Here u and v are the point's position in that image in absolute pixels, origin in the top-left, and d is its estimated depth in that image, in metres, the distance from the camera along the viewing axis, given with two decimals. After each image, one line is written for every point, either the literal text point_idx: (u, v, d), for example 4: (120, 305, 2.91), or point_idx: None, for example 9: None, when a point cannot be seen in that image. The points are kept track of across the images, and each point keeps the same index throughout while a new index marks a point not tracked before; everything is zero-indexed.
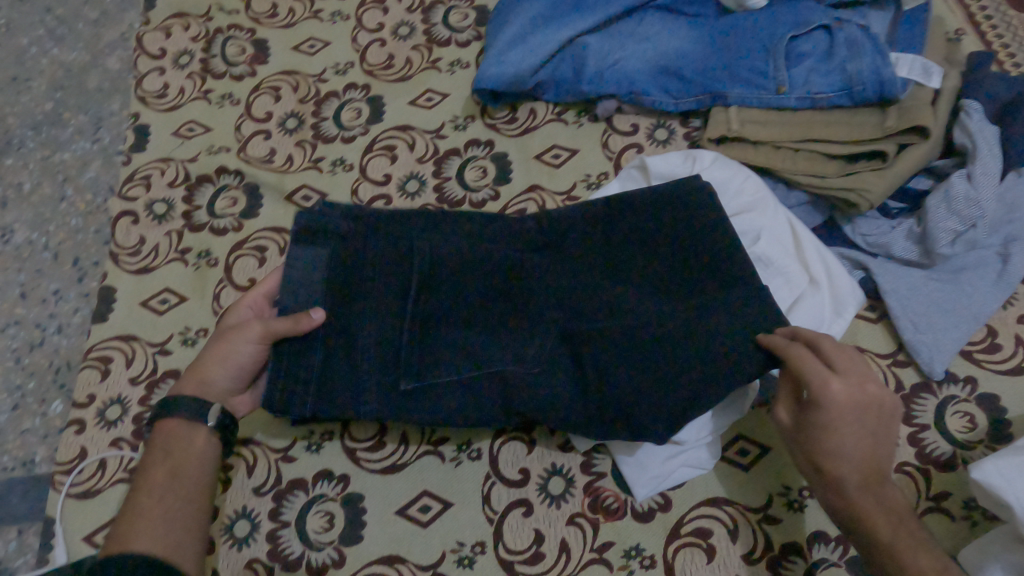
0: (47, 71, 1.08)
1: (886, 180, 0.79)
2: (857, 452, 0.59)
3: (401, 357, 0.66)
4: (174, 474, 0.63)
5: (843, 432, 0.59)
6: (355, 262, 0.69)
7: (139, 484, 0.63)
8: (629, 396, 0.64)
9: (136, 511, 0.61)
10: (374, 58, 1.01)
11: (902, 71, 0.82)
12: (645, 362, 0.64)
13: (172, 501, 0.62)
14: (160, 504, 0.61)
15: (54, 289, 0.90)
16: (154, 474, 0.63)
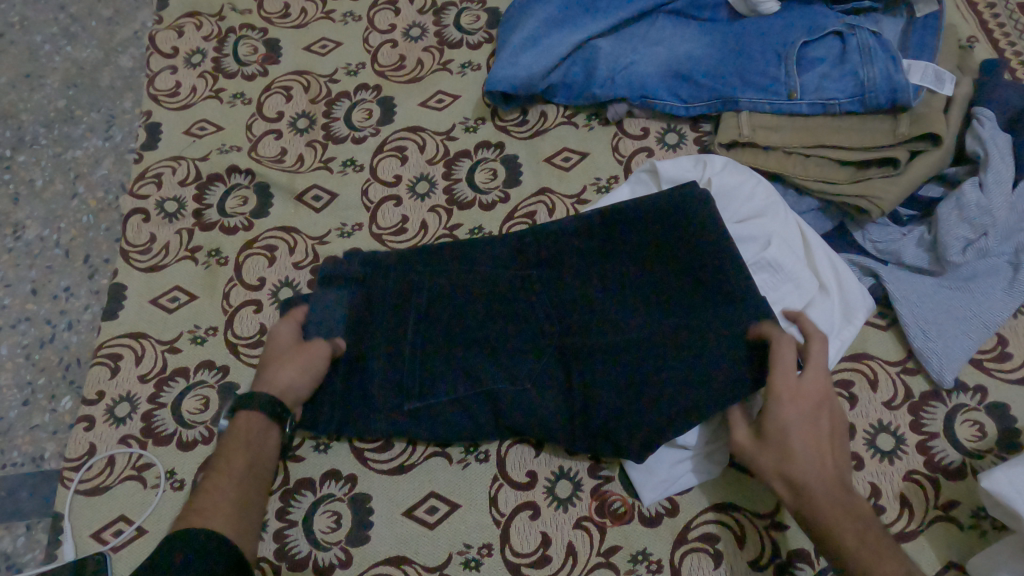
0: (59, 68, 1.08)
1: (897, 188, 0.79)
2: (815, 452, 0.60)
3: (411, 366, 0.70)
4: (251, 466, 0.64)
5: (804, 432, 0.60)
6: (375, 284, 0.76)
7: (216, 466, 0.63)
8: (630, 404, 0.66)
9: (213, 489, 0.61)
10: (385, 59, 1.01)
11: (915, 77, 0.81)
12: (651, 373, 0.66)
13: (245, 490, 0.62)
14: (235, 490, 0.62)
15: (65, 286, 0.91)
16: (234, 459, 0.64)
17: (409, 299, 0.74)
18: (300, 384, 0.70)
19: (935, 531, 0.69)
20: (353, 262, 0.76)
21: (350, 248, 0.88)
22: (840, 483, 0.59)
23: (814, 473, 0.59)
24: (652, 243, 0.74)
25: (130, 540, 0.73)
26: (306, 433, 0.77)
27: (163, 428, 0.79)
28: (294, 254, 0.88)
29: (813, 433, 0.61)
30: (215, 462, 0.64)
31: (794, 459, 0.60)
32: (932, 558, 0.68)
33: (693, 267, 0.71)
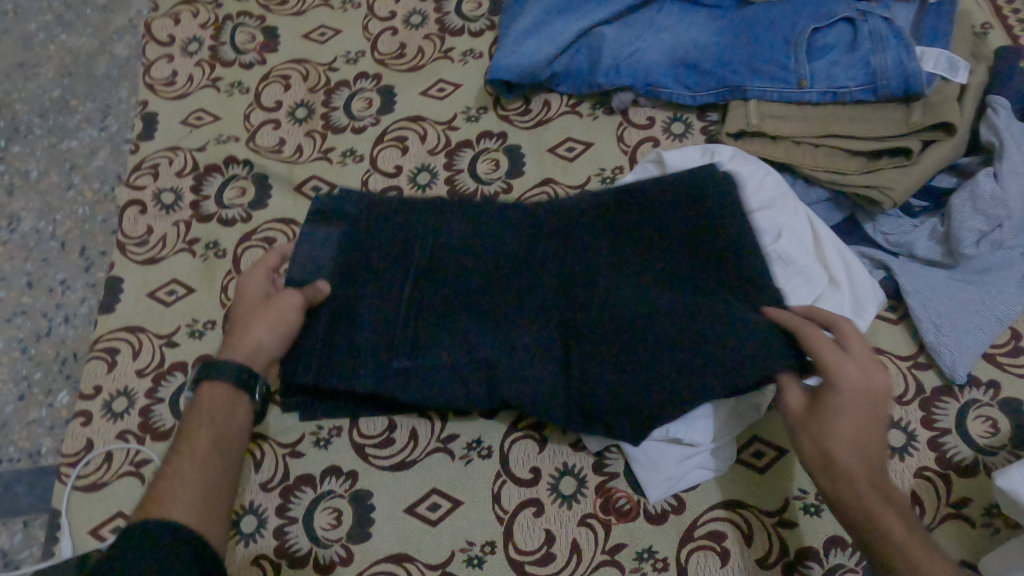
0: (54, 57, 1.06)
1: (908, 179, 0.77)
2: (857, 445, 0.56)
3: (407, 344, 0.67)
4: (217, 442, 0.59)
5: (856, 414, 0.56)
6: (367, 262, 0.71)
7: (180, 446, 0.59)
8: (638, 394, 0.63)
9: (176, 472, 0.57)
10: (385, 47, 0.99)
11: (928, 65, 0.79)
12: (662, 368, 0.63)
13: (211, 469, 0.58)
14: (201, 471, 0.57)
15: (61, 279, 0.89)
16: (199, 437, 0.59)
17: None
18: (271, 340, 0.65)
19: (946, 530, 0.67)
20: None
21: None
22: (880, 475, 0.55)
23: (862, 459, 0.55)
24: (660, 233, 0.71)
25: None
26: (306, 428, 0.76)
27: (161, 423, 0.78)
28: None
29: (864, 415, 0.56)
30: (180, 438, 0.59)
31: (839, 444, 0.56)
32: None
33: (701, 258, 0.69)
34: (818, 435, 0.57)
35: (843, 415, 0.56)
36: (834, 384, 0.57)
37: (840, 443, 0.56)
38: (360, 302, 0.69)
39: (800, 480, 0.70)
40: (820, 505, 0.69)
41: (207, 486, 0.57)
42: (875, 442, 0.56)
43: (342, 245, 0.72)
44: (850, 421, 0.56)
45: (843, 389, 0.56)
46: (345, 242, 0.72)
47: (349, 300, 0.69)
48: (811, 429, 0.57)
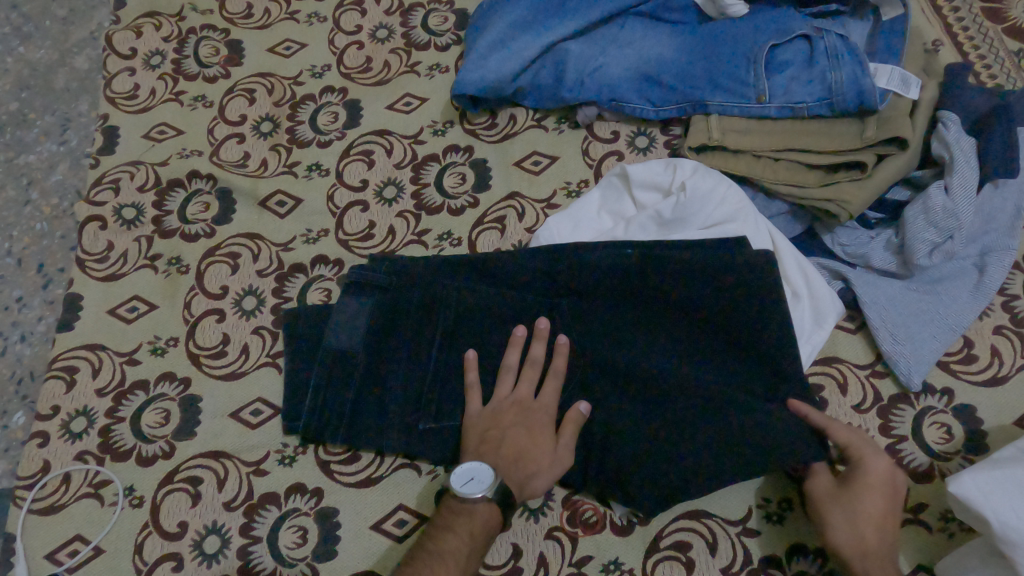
0: (12, 70, 1.05)
1: (865, 192, 0.79)
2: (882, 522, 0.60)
3: (388, 382, 0.72)
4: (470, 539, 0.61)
5: (882, 495, 0.61)
6: (384, 318, 0.75)
7: (454, 523, 0.62)
8: (628, 421, 0.68)
9: (431, 550, 0.60)
10: (351, 62, 0.99)
11: (881, 80, 0.81)
12: (644, 409, 0.68)
13: (458, 558, 0.60)
14: (458, 557, 0.60)
15: (17, 297, 0.87)
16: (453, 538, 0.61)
17: (392, 320, 0.75)
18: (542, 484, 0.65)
19: (904, 535, 0.69)
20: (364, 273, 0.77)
21: (316, 254, 0.85)
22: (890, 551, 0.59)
23: (880, 538, 0.59)
24: (621, 260, 0.74)
25: (87, 560, 0.71)
26: (271, 446, 0.75)
27: (121, 443, 0.76)
28: (258, 262, 0.85)
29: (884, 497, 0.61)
30: (439, 520, 0.64)
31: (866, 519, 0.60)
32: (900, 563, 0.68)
33: (683, 288, 0.72)
34: (847, 512, 0.60)
35: (865, 492, 0.61)
36: (863, 470, 0.62)
37: (867, 518, 0.60)
38: (390, 350, 0.74)
39: (763, 488, 0.71)
40: (782, 512, 0.70)
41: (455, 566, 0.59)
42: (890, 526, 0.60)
43: (373, 299, 0.76)
44: (879, 500, 0.60)
45: (870, 474, 0.62)
46: (373, 304, 0.76)
47: (379, 348, 0.74)
48: (839, 505, 0.61)
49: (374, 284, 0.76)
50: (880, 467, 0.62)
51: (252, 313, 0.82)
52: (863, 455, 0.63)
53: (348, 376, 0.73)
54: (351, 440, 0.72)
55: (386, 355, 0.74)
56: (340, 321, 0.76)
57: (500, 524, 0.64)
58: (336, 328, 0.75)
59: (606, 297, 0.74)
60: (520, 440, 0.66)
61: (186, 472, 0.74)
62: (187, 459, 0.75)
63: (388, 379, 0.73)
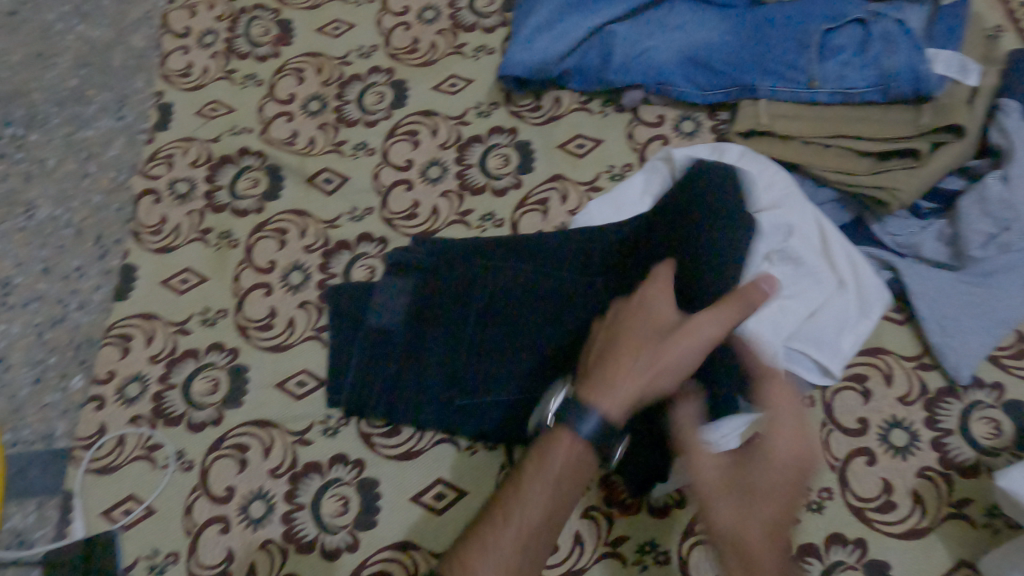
0: (72, 47, 1.08)
1: (915, 181, 0.77)
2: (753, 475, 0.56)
3: (427, 360, 0.73)
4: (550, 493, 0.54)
5: (775, 478, 0.56)
6: (425, 295, 0.76)
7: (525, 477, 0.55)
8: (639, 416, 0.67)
9: (503, 517, 0.54)
10: (398, 42, 1.00)
11: (939, 67, 0.80)
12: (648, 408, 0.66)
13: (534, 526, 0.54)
14: (530, 521, 0.54)
15: (76, 266, 0.90)
16: (529, 491, 0.54)
17: (427, 299, 0.76)
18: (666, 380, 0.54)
19: (946, 529, 0.68)
20: (414, 254, 0.78)
21: (361, 232, 0.87)
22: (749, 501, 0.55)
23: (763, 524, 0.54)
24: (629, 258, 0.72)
25: (140, 519, 0.74)
26: (314, 417, 0.77)
27: (172, 409, 0.79)
28: (304, 238, 0.87)
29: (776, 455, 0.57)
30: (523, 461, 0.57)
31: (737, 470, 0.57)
32: (943, 557, 0.67)
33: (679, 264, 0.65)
34: (731, 496, 0.56)
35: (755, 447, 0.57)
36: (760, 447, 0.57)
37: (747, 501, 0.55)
38: (429, 327, 0.74)
39: None
40: (822, 501, 0.70)
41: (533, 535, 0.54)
42: (785, 515, 0.55)
43: (415, 279, 0.77)
44: (765, 483, 0.56)
45: (762, 456, 0.57)
46: (418, 283, 0.77)
47: (420, 325, 0.74)
48: (722, 489, 0.57)
49: (414, 264, 0.78)
50: (783, 452, 0.56)
51: (299, 287, 0.84)
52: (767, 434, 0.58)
53: (393, 351, 0.74)
54: (391, 414, 0.74)
55: (423, 334, 0.74)
56: (383, 297, 0.77)
57: (584, 461, 0.54)
58: (381, 304, 0.77)
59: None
60: (635, 333, 0.57)
61: (233, 439, 0.77)
62: (234, 426, 0.77)
63: (424, 355, 0.73)
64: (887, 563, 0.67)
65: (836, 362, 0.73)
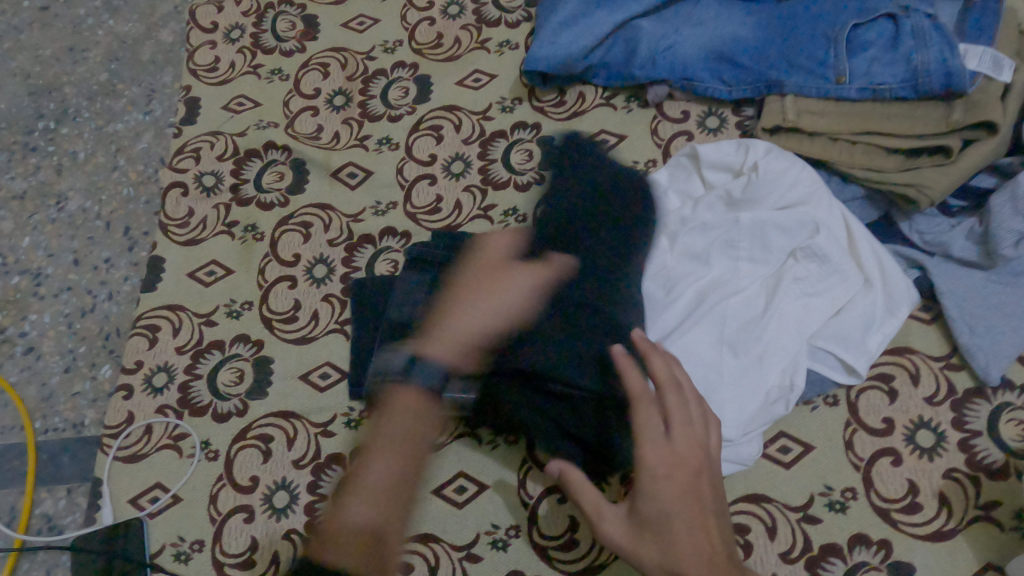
0: (102, 42, 1.09)
1: (947, 178, 0.76)
2: (669, 504, 0.56)
3: None
4: (406, 441, 0.59)
5: (685, 514, 0.56)
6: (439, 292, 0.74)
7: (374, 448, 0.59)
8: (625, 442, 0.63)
9: (365, 472, 0.57)
10: (423, 37, 1.00)
11: (971, 62, 0.77)
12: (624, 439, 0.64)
13: (395, 493, 0.57)
14: (389, 470, 0.57)
15: (105, 258, 0.92)
16: (384, 444, 0.58)
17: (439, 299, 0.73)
18: (480, 324, 0.63)
19: (973, 532, 0.67)
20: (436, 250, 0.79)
21: (384, 226, 0.87)
22: (673, 534, 0.55)
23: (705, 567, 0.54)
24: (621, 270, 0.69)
25: (166, 507, 0.75)
26: (337, 409, 0.78)
27: (199, 399, 0.80)
28: (328, 232, 0.88)
29: (675, 475, 0.57)
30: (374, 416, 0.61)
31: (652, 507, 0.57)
32: (969, 560, 0.66)
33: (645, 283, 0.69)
34: (662, 555, 0.55)
35: (651, 481, 0.57)
36: (651, 480, 0.57)
37: (676, 554, 0.55)
38: None
39: (828, 477, 0.71)
40: (845, 501, 0.70)
41: (390, 504, 0.56)
42: (715, 544, 0.56)
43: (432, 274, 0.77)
44: (685, 522, 0.56)
45: (664, 501, 0.57)
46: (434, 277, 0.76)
47: None
48: (647, 547, 0.56)
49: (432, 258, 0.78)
50: (678, 486, 0.57)
51: (323, 281, 0.85)
52: (654, 475, 0.57)
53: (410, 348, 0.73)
54: None
55: None
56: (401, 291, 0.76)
57: (420, 404, 0.60)
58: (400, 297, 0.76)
59: (677, 310, 0.71)
60: (458, 290, 0.66)
61: (257, 429, 0.78)
62: (258, 418, 0.78)
63: None
64: (912, 564, 0.67)
65: (861, 360, 0.72)
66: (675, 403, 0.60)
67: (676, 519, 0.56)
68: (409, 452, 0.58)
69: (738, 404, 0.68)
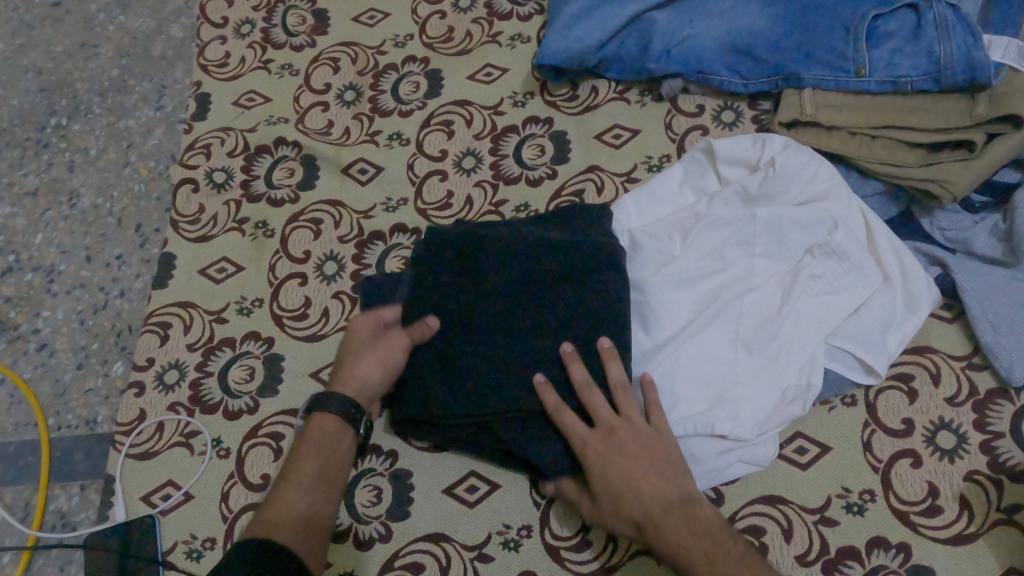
0: (113, 38, 1.09)
1: (970, 173, 0.74)
2: (611, 470, 0.61)
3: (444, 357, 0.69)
4: (324, 468, 0.63)
5: (615, 474, 0.61)
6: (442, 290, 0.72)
7: (287, 471, 0.63)
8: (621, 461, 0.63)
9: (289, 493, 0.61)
10: (434, 31, 0.99)
11: (995, 54, 0.75)
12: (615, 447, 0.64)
13: (320, 490, 0.62)
14: (311, 489, 0.61)
15: (117, 254, 0.92)
16: (305, 467, 0.62)
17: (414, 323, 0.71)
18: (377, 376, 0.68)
19: (996, 536, 0.66)
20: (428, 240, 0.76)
21: (395, 222, 0.87)
22: (625, 494, 0.60)
23: (658, 513, 0.59)
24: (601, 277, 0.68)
25: (179, 505, 0.75)
26: None
27: (210, 396, 0.80)
28: (339, 228, 0.87)
29: (611, 442, 0.62)
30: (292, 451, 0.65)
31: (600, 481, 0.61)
32: (991, 564, 0.65)
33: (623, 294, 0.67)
34: (622, 515, 0.61)
35: (589, 459, 0.62)
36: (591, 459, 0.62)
37: (628, 510, 0.60)
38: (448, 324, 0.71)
39: (845, 478, 0.70)
40: (863, 503, 0.68)
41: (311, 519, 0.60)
42: (658, 484, 0.60)
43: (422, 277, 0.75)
44: (621, 479, 0.61)
45: (596, 470, 0.62)
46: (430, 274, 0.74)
47: None
48: (609, 515, 0.62)
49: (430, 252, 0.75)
50: (600, 452, 0.62)
51: (334, 277, 0.85)
52: (580, 451, 0.63)
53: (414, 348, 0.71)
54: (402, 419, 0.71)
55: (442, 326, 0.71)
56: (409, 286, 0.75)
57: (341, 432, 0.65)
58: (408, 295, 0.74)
59: (685, 311, 0.69)
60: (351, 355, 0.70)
61: (269, 427, 0.77)
62: (269, 416, 0.78)
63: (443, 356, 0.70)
64: (932, 567, 0.65)
65: (881, 360, 0.71)
66: (587, 393, 0.64)
67: (621, 482, 0.60)
68: (335, 473, 0.63)
69: (754, 404, 0.66)
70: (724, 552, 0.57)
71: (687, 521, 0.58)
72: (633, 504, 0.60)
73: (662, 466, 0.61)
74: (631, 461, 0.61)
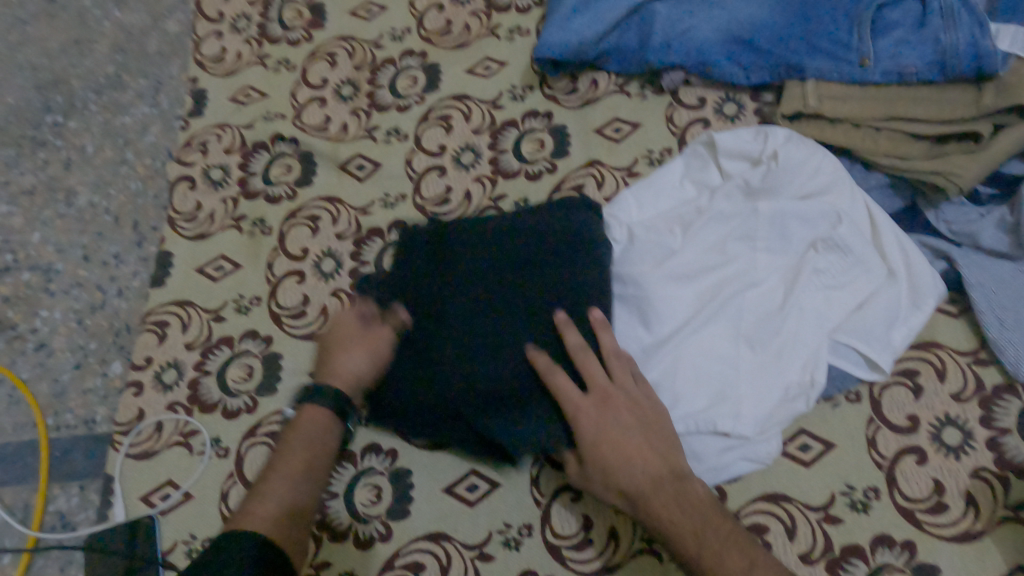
0: (109, 34, 1.08)
1: (978, 164, 0.73)
2: (601, 436, 0.61)
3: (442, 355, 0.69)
4: (311, 464, 0.63)
5: (606, 440, 0.61)
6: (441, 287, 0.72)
7: (274, 464, 0.63)
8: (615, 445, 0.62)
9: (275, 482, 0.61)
10: (431, 24, 0.98)
11: (1003, 43, 0.73)
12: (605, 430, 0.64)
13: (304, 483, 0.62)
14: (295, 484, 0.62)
15: (115, 253, 0.91)
16: (294, 460, 0.63)
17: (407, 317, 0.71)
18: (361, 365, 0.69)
19: (1002, 533, 0.65)
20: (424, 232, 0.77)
21: (393, 218, 0.86)
22: (613, 460, 0.60)
23: (644, 481, 0.59)
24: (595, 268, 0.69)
25: (178, 505, 0.75)
26: None
27: (208, 396, 0.79)
28: (337, 225, 0.86)
29: (603, 411, 0.62)
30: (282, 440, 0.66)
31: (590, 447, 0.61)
32: (998, 562, 0.64)
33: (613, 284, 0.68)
34: (611, 486, 0.61)
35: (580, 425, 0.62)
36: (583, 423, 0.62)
37: (616, 477, 0.60)
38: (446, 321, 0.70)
39: (850, 475, 0.69)
40: (868, 501, 0.67)
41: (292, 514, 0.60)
42: (646, 453, 0.60)
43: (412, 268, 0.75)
44: (610, 445, 0.61)
45: (589, 438, 0.61)
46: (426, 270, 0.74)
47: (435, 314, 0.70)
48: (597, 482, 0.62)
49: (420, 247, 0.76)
50: (593, 419, 0.62)
51: (332, 275, 0.84)
52: (572, 417, 0.63)
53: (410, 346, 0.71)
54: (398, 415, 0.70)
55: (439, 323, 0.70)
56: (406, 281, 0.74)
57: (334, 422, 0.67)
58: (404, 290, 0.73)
59: (686, 303, 0.68)
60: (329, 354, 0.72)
61: (268, 427, 0.77)
62: (268, 415, 0.78)
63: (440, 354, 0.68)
64: (938, 565, 0.64)
65: (886, 356, 0.70)
66: (582, 358, 0.64)
67: (610, 448, 0.61)
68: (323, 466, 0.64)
69: (755, 400, 0.65)
70: (710, 526, 0.56)
71: (673, 491, 0.58)
72: (620, 470, 0.60)
73: (653, 436, 0.61)
74: (621, 429, 0.61)
